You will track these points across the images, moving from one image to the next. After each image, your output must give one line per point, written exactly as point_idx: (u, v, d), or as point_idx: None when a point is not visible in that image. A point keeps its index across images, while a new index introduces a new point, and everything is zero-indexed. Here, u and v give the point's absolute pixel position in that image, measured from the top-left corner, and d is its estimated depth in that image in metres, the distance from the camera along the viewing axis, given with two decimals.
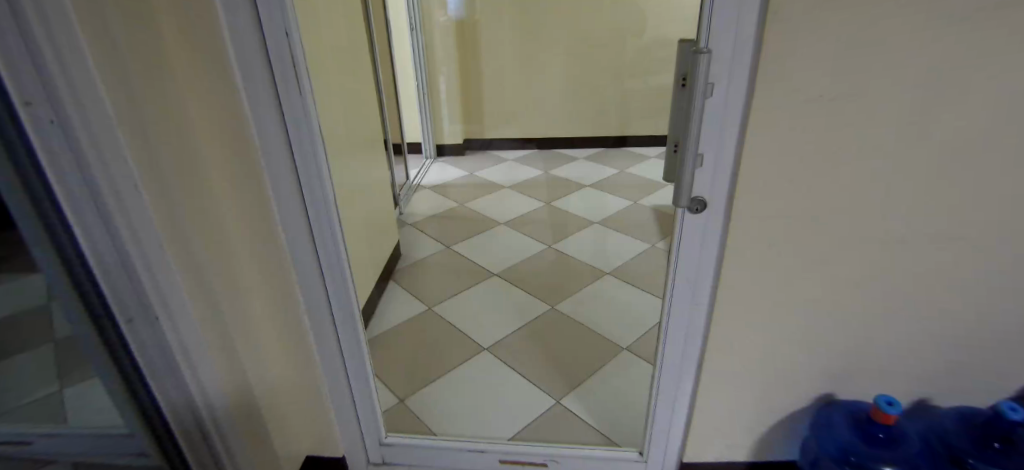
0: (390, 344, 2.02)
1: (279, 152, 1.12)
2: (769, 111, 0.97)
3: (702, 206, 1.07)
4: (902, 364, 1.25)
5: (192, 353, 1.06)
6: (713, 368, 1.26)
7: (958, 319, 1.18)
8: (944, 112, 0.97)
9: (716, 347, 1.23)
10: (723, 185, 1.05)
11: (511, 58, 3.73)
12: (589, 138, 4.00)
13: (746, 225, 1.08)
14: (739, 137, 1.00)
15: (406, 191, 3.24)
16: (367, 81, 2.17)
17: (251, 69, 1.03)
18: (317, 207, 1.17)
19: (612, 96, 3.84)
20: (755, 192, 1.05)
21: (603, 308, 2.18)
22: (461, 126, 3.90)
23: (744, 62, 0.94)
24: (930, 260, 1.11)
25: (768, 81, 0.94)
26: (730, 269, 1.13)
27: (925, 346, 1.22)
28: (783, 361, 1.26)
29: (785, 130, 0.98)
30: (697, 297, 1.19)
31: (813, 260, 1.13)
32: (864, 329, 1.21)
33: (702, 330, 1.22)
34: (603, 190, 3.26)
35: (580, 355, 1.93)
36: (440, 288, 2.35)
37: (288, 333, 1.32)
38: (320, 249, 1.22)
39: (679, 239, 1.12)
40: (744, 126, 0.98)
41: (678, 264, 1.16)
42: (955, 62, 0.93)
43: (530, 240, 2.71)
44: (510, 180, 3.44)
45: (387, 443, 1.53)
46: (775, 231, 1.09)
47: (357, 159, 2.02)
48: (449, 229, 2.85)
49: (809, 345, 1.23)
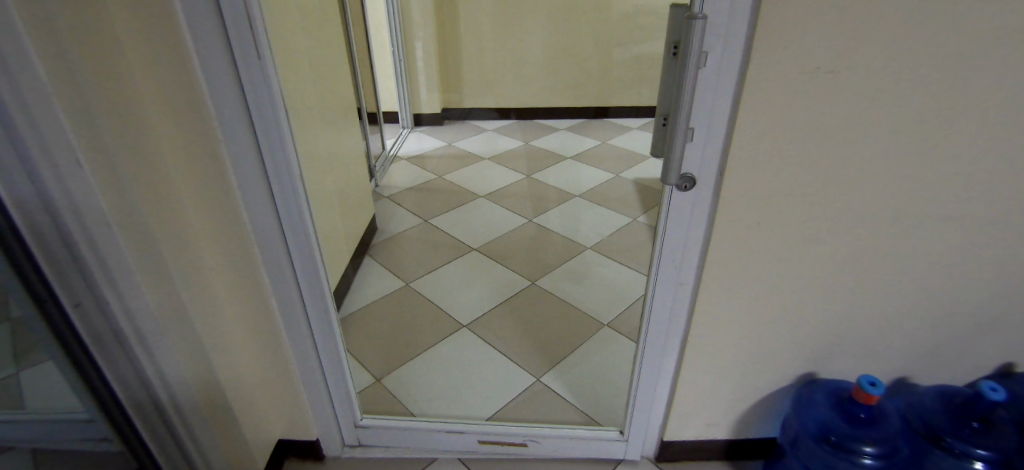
0: (366, 321, 1.96)
1: (239, 124, 1.02)
2: (767, 79, 0.91)
3: (690, 183, 1.01)
4: (885, 344, 1.24)
5: (147, 334, 1.00)
6: (696, 348, 1.24)
7: (944, 299, 1.17)
8: (948, 88, 0.93)
9: (700, 327, 1.21)
10: (712, 161, 1.00)
11: (492, 24, 3.58)
12: (571, 110, 3.90)
13: (735, 204, 1.04)
14: (732, 110, 0.94)
15: (382, 162, 3.14)
16: (339, 48, 2.05)
17: (204, 33, 0.93)
18: (281, 182, 1.09)
19: (593, 65, 3.74)
20: (745, 170, 1.00)
21: (585, 284, 2.14)
22: (440, 94, 3.77)
23: (741, 26, 0.87)
24: (922, 238, 1.08)
25: (766, 52, 0.88)
26: (717, 248, 1.09)
27: (909, 325, 1.21)
28: (768, 341, 1.24)
29: (782, 104, 0.93)
30: (682, 277, 1.15)
31: (803, 238, 1.09)
32: (849, 309, 1.19)
33: (686, 311, 1.20)
34: (585, 162, 3.20)
35: (561, 332, 1.90)
36: (417, 263, 2.29)
37: (253, 314, 1.25)
38: (286, 228, 1.14)
39: (666, 218, 1.07)
40: (737, 97, 0.92)
41: (664, 245, 1.11)
42: (966, 32, 0.88)
43: (510, 213, 2.65)
44: (490, 151, 3.36)
45: (363, 426, 1.48)
46: (766, 210, 1.05)
47: (328, 129, 1.92)
48: (427, 202, 2.77)
49: (794, 324, 1.22)
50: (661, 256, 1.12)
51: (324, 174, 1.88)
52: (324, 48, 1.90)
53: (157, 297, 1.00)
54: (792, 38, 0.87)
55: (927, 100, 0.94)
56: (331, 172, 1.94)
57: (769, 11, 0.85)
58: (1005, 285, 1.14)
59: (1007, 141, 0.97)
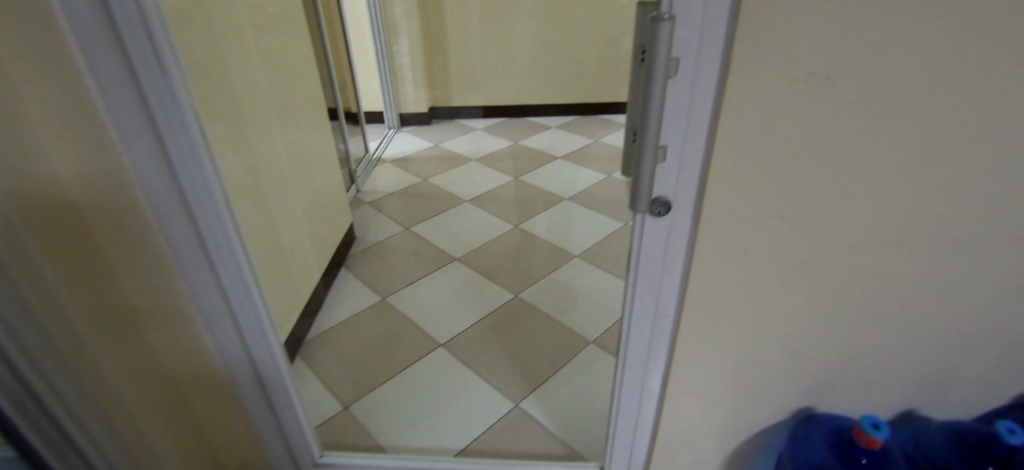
0: (337, 341, 1.85)
1: (150, 153, 0.87)
2: (750, 91, 0.76)
3: (665, 208, 0.88)
4: (896, 379, 1.10)
5: (45, 368, 0.90)
6: (680, 383, 1.13)
7: (962, 330, 1.03)
8: (986, 94, 0.76)
9: (682, 362, 1.09)
10: (690, 184, 0.86)
11: (478, 19, 3.44)
12: (563, 106, 3.76)
13: (719, 231, 0.90)
14: (711, 127, 0.80)
15: (365, 166, 3.02)
16: (301, 50, 1.92)
17: (94, 48, 0.78)
18: (208, 219, 0.94)
19: (585, 60, 3.59)
20: (729, 195, 0.86)
21: (571, 296, 2.02)
22: (427, 92, 3.64)
23: (720, 26, 0.72)
24: (941, 269, 0.93)
25: (750, 60, 0.74)
26: (699, 280, 0.97)
27: (923, 359, 1.07)
28: (760, 376, 1.11)
29: (774, 120, 0.78)
30: (661, 308, 1.02)
31: (799, 270, 0.95)
32: (857, 342, 1.04)
33: (667, 344, 1.07)
34: (576, 162, 3.06)
35: (544, 351, 1.78)
36: (395, 276, 2.16)
37: (193, 363, 1.11)
38: (215, 262, 0.99)
39: (639, 247, 0.95)
40: (717, 112, 0.79)
41: (638, 276, 0.99)
42: (996, 32, 0.71)
43: (495, 219, 2.52)
44: (478, 152, 3.22)
45: (323, 464, 1.36)
46: (760, 237, 0.90)
47: (290, 138, 1.80)
48: (409, 208, 2.65)
49: (790, 359, 1.08)
50: (636, 287, 1.00)
51: (285, 187, 1.75)
52: (283, 51, 1.77)
53: (53, 326, 0.91)
54: (779, 42, 0.72)
55: (950, 115, 0.77)
56: (294, 184, 1.81)
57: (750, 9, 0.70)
58: None
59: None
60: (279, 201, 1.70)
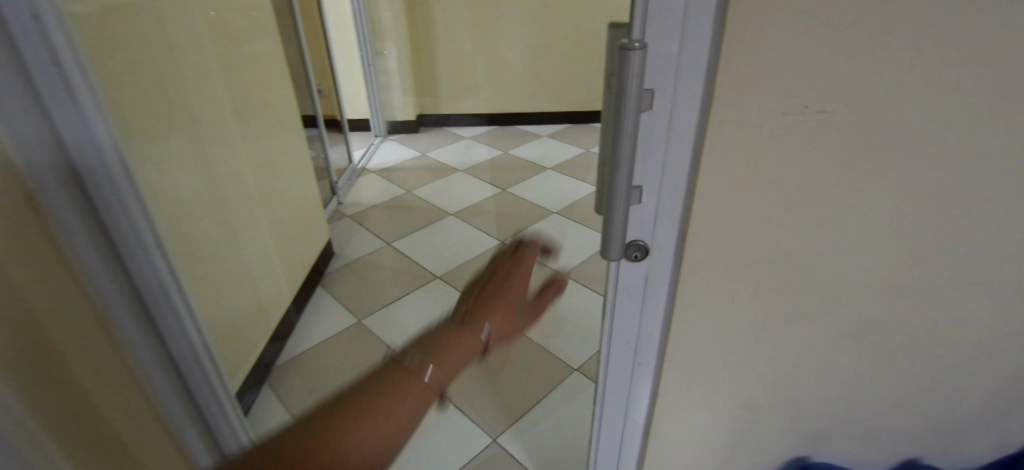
0: (308, 367, 1.76)
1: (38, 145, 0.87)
2: (737, 128, 0.64)
3: (643, 253, 0.78)
4: (902, 435, 1.00)
5: None
6: (662, 432, 1.04)
7: (984, 396, 0.90)
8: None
9: (664, 411, 1.00)
10: (670, 228, 0.75)
11: (466, 26, 3.35)
12: (555, 114, 3.67)
13: (701, 280, 0.80)
14: (693, 167, 0.69)
15: (348, 177, 2.92)
16: (271, 60, 1.82)
17: None
18: (110, 205, 0.99)
19: (577, 66, 3.50)
20: (713, 243, 0.75)
21: (556, 319, 1.93)
22: (414, 100, 3.56)
23: (701, 52, 0.60)
24: (960, 329, 0.81)
25: (736, 95, 0.62)
26: (681, 329, 0.87)
27: (935, 420, 0.96)
28: (750, 426, 1.02)
29: (764, 165, 0.67)
30: (640, 357, 0.93)
31: (796, 322, 0.84)
32: (853, 398, 0.94)
33: (648, 393, 0.98)
34: (566, 172, 2.97)
35: (525, 380, 1.69)
36: (373, 295, 2.07)
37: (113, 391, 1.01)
38: (105, 225, 0.99)
39: (614, 294, 0.85)
40: (699, 152, 0.67)
41: (614, 324, 0.89)
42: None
43: (480, 234, 2.43)
44: (465, 162, 3.13)
45: None
46: (747, 293, 0.79)
47: (256, 156, 1.70)
48: (392, 221, 2.56)
49: (785, 411, 0.98)
50: (611, 335, 0.90)
51: (250, 206, 1.65)
52: (249, 62, 1.68)
53: None
54: (774, 70, 0.60)
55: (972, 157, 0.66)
56: (261, 202, 1.72)
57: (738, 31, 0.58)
58: None
59: None
60: (242, 221, 1.59)
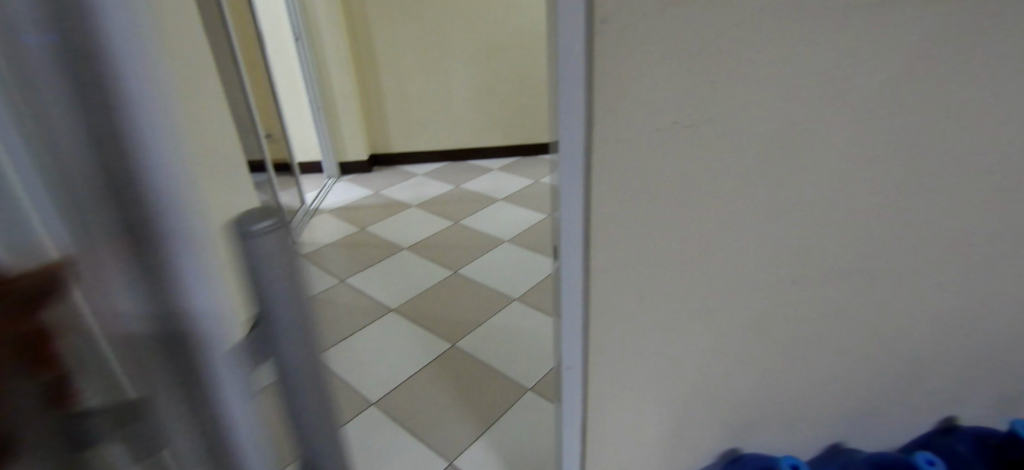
0: None
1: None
2: (617, 150, 0.70)
3: None
4: (822, 415, 1.05)
5: None
6: (599, 456, 1.02)
7: (903, 389, 1.05)
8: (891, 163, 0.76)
9: (595, 436, 0.99)
10: (575, 287, 0.81)
11: (412, 67, 3.46)
12: (504, 148, 3.81)
13: (610, 321, 0.85)
14: (583, 227, 0.76)
15: (301, 217, 2.96)
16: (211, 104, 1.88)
17: None
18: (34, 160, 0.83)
19: (522, 103, 3.66)
20: (617, 284, 0.81)
21: (509, 342, 1.94)
22: (366, 141, 3.65)
23: (574, 79, 0.66)
24: (868, 322, 0.93)
25: (613, 156, 0.70)
26: (599, 360, 0.89)
27: (864, 407, 1.06)
28: (692, 436, 1.02)
29: (649, 205, 0.74)
30: (568, 413, 0.96)
31: (725, 331, 0.89)
32: (810, 403, 1.03)
33: (580, 448, 1.01)
34: (516, 202, 3.07)
35: (485, 400, 1.69)
36: (327, 332, 2.06)
37: None
38: None
39: None
40: (586, 215, 0.75)
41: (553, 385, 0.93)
42: (860, 51, 0.67)
43: (433, 265, 2.47)
44: (417, 198, 3.19)
45: None
46: (660, 309, 0.85)
47: None
48: (345, 259, 2.57)
49: (719, 409, 1.00)
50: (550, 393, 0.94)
51: None
52: None
53: None
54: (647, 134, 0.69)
55: (831, 144, 0.73)
56: None
57: (605, 64, 0.64)
58: (942, 340, 0.98)
59: (934, 188, 0.80)
60: None
